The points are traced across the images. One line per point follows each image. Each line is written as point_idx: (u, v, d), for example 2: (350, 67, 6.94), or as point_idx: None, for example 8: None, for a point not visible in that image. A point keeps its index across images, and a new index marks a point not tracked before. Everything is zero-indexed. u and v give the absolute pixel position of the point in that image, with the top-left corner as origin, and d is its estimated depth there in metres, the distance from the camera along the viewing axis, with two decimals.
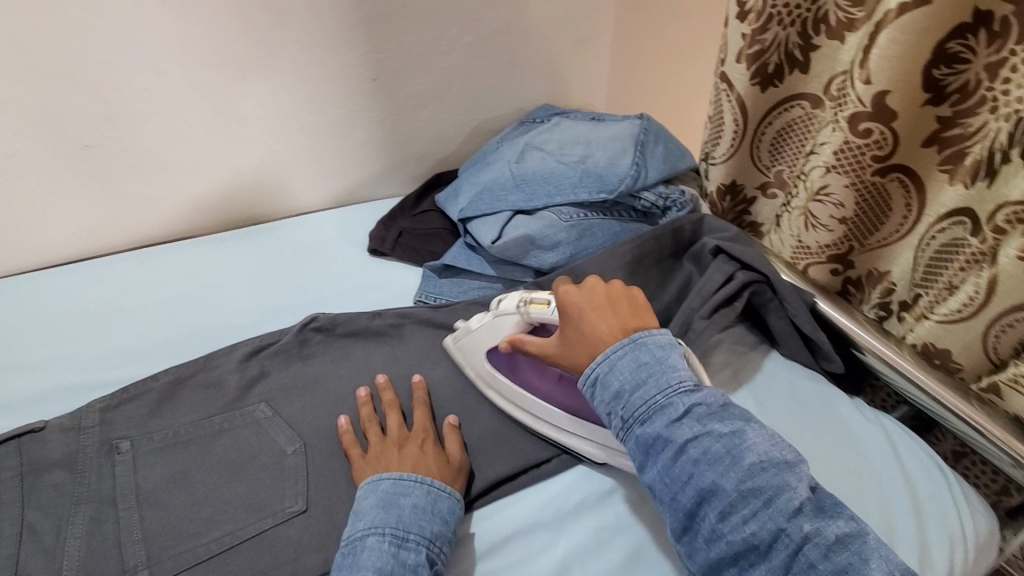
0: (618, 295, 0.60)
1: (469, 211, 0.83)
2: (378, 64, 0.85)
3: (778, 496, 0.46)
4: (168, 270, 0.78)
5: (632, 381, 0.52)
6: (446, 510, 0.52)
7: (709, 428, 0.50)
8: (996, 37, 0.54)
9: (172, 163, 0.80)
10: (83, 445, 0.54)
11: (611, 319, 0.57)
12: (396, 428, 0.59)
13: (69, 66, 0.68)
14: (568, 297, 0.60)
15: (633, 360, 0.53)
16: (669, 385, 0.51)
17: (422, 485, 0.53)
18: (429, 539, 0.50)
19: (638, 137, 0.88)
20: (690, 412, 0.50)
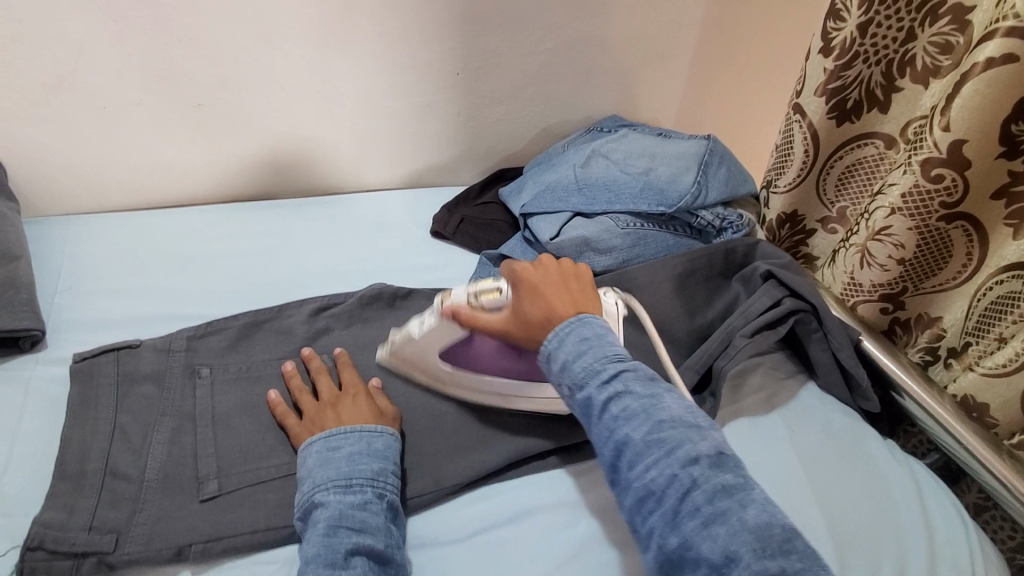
0: (568, 272, 0.62)
1: (531, 208, 0.87)
2: (463, 60, 0.90)
3: (679, 447, 0.46)
4: (252, 224, 0.85)
5: (575, 352, 0.53)
6: (383, 446, 0.56)
7: (632, 388, 0.50)
8: None
9: (268, 130, 0.86)
10: (170, 365, 0.61)
11: (563, 296, 0.58)
12: (327, 390, 0.60)
13: (197, 30, 0.74)
14: (523, 274, 0.61)
15: (576, 333, 0.54)
16: (604, 353, 0.52)
17: (353, 435, 0.55)
18: (372, 477, 0.53)
19: (701, 157, 0.91)
20: (619, 376, 0.50)
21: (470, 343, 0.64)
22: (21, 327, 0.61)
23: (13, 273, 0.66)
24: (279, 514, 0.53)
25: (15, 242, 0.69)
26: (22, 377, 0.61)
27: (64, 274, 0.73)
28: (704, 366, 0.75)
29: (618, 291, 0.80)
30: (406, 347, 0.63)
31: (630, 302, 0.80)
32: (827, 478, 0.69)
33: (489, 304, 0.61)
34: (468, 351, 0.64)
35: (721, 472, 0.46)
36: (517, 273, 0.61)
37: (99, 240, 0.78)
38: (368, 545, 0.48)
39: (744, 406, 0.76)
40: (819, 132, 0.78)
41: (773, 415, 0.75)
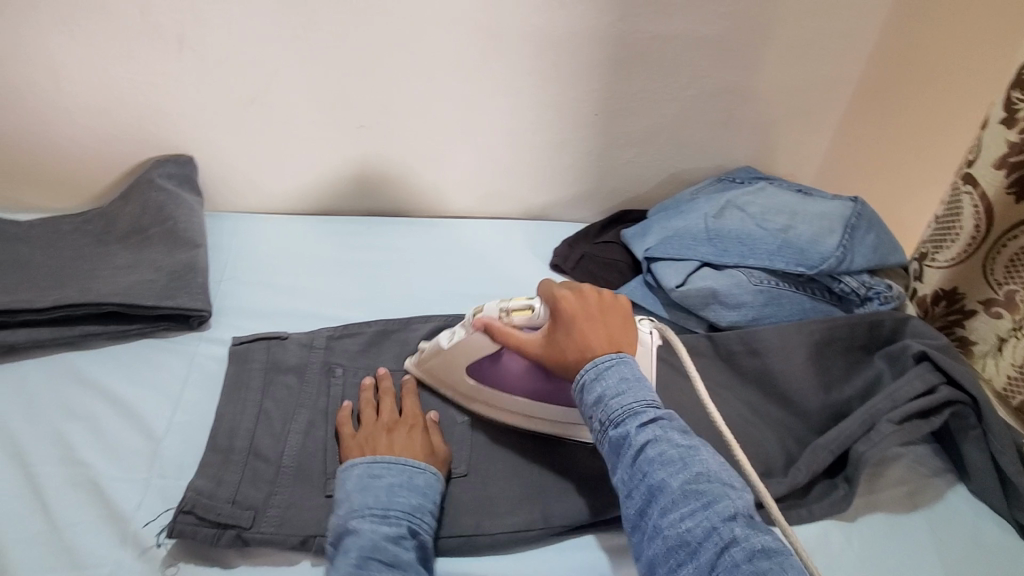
0: (608, 305, 0.62)
1: (657, 252, 0.84)
2: (604, 102, 0.92)
3: (718, 500, 0.47)
4: (389, 238, 0.91)
5: (615, 389, 0.55)
6: (423, 484, 0.54)
7: (669, 436, 0.52)
8: None
9: (414, 153, 0.92)
10: (311, 360, 0.66)
11: (600, 329, 0.59)
12: (389, 413, 0.61)
13: (371, 59, 0.82)
14: (563, 304, 0.60)
15: (618, 373, 0.56)
16: (645, 397, 0.54)
17: (395, 466, 0.55)
18: (408, 512, 0.52)
19: (848, 219, 0.84)
20: (657, 421, 0.53)
21: (498, 365, 0.64)
22: (195, 307, 0.69)
23: (195, 259, 0.75)
24: None
25: (198, 232, 0.79)
26: (189, 351, 0.68)
27: (230, 265, 0.82)
28: (841, 448, 0.68)
29: (744, 350, 0.76)
30: (430, 359, 0.65)
31: (756, 363, 0.76)
32: None
33: (520, 321, 0.61)
34: (494, 370, 0.64)
35: (757, 534, 0.46)
36: (553, 299, 0.61)
37: (261, 239, 0.87)
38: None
39: (881, 499, 0.68)
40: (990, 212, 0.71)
41: (916, 516, 0.67)
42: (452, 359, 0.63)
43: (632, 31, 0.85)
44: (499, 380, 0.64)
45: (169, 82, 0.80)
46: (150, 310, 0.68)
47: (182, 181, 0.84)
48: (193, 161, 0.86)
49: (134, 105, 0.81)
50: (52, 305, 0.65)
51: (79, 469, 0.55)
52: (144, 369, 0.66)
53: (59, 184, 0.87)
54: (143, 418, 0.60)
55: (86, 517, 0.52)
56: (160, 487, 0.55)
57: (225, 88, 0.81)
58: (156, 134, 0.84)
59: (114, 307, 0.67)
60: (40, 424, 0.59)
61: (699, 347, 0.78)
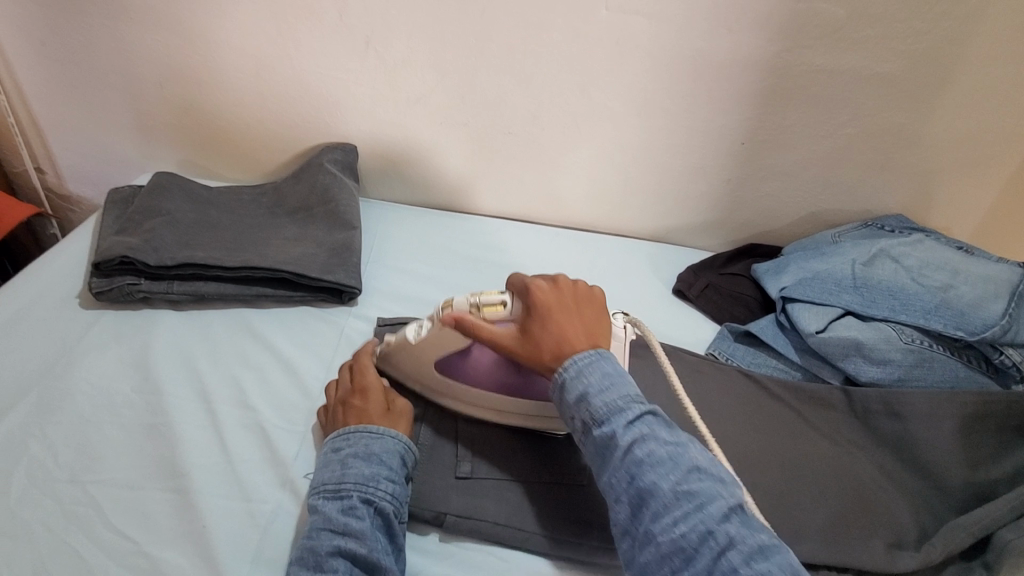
0: (584, 298, 0.62)
1: (795, 292, 0.81)
2: (752, 132, 0.90)
3: (710, 500, 0.47)
4: (518, 242, 0.95)
5: (597, 386, 0.54)
6: (378, 451, 0.56)
7: (657, 434, 0.51)
8: None
9: (553, 163, 0.95)
10: None
11: (577, 323, 0.59)
12: (342, 388, 0.63)
13: (530, 72, 0.86)
14: (535, 292, 0.60)
15: (599, 370, 0.55)
16: (628, 393, 0.53)
17: (353, 436, 0.57)
18: (362, 481, 0.54)
19: (1021, 286, 0.76)
20: (642, 418, 0.52)
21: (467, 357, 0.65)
22: (350, 283, 0.76)
23: (351, 239, 0.82)
24: (518, 515, 0.58)
25: (355, 214, 0.86)
26: (340, 323, 0.75)
27: (376, 248, 0.88)
28: (984, 533, 0.63)
29: (882, 409, 0.71)
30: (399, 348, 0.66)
31: (895, 427, 0.71)
32: None
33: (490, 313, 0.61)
34: (463, 363, 0.65)
35: (752, 532, 0.45)
36: (528, 290, 0.61)
37: (403, 228, 0.93)
38: (351, 549, 0.49)
39: None
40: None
41: None
42: (421, 355, 0.64)
43: (798, 63, 0.83)
44: (468, 374, 0.65)
45: (351, 80, 0.88)
46: (313, 281, 0.76)
47: (346, 168, 0.92)
48: (356, 150, 0.94)
49: (317, 95, 0.90)
50: (238, 265, 0.74)
51: (249, 414, 0.62)
52: (302, 333, 0.73)
53: (242, 159, 0.99)
54: (300, 377, 0.67)
55: (253, 456, 0.59)
56: (313, 442, 0.61)
57: (397, 87, 0.88)
58: (331, 123, 0.93)
59: (285, 274, 0.75)
60: (220, 367, 0.67)
61: (829, 399, 0.74)
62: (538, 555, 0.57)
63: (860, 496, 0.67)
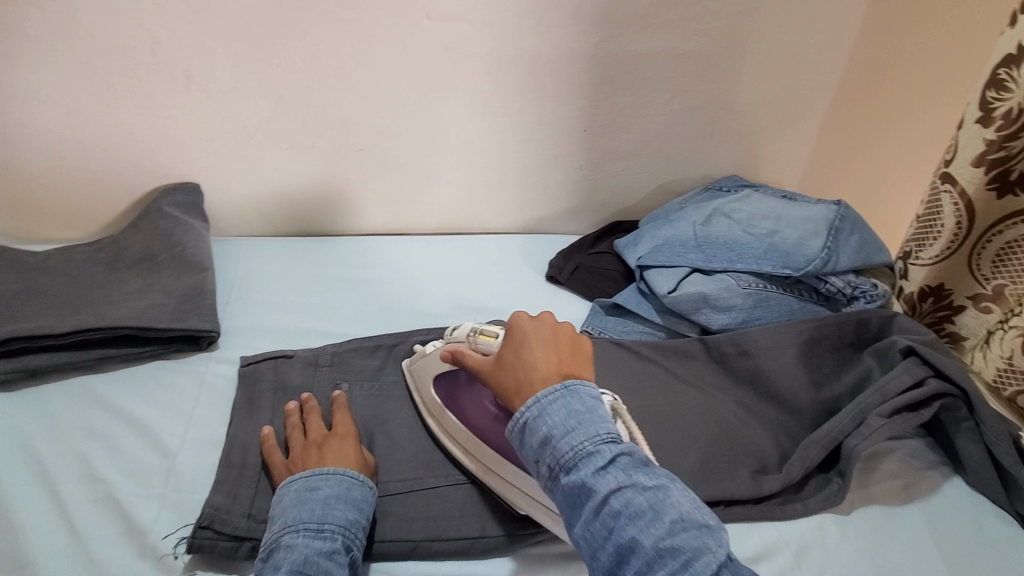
0: (564, 333, 0.58)
1: (648, 260, 0.87)
2: (592, 118, 0.96)
3: (695, 557, 0.42)
4: (389, 256, 0.94)
5: (562, 429, 0.50)
6: (360, 497, 0.56)
7: (634, 480, 0.47)
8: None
9: (410, 173, 0.96)
10: (316, 379, 0.71)
11: (549, 353, 0.56)
12: (317, 430, 0.62)
13: (368, 86, 0.86)
14: (516, 320, 0.59)
15: (564, 407, 0.51)
16: (598, 433, 0.49)
17: (331, 477, 0.56)
18: (343, 527, 0.53)
19: (832, 222, 0.87)
20: (616, 461, 0.48)
21: (461, 382, 0.66)
22: (204, 328, 0.72)
23: (203, 282, 0.78)
24: (402, 528, 0.58)
25: (205, 256, 0.82)
26: (199, 371, 0.72)
27: (234, 286, 0.85)
28: (833, 443, 0.69)
29: (735, 352, 0.78)
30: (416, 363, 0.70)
31: (748, 364, 0.78)
32: None
33: (482, 347, 0.63)
34: (458, 394, 0.66)
35: None
36: (511, 318, 0.60)
37: (264, 261, 0.90)
38: None
39: (875, 492, 0.69)
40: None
41: (912, 508, 0.68)
42: (427, 369, 0.68)
43: (617, 51, 0.90)
44: (460, 406, 0.65)
45: (179, 117, 0.84)
46: (162, 332, 0.71)
47: (189, 208, 0.87)
48: (199, 188, 0.90)
49: (145, 137, 0.85)
50: (74, 329, 0.69)
51: (102, 486, 0.59)
52: (159, 390, 0.69)
53: (71, 217, 0.91)
54: (156, 436, 0.64)
55: (108, 532, 0.55)
56: (175, 501, 0.58)
57: (233, 118, 0.86)
58: (167, 164, 0.88)
59: (128, 330, 0.70)
60: (62, 444, 0.62)
61: (691, 350, 0.81)
62: (430, 563, 0.58)
63: (726, 433, 0.72)
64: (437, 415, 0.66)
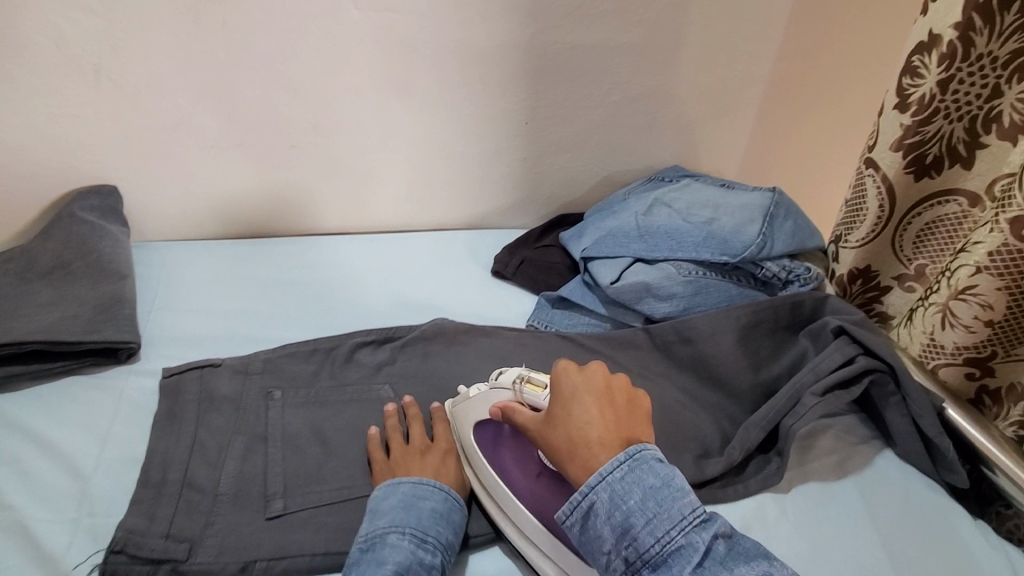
0: (618, 389, 0.56)
1: (592, 252, 0.88)
2: (531, 110, 0.95)
3: None
4: (328, 256, 0.91)
5: (643, 518, 0.47)
6: (457, 521, 0.58)
7: (735, 575, 0.45)
8: (946, 58, 0.70)
9: (347, 169, 0.93)
10: (247, 388, 0.67)
11: (606, 414, 0.54)
12: (419, 440, 0.64)
13: (295, 80, 0.83)
14: (565, 375, 0.56)
15: (641, 490, 0.48)
16: (682, 517, 0.47)
17: (438, 494, 0.59)
18: (442, 545, 0.55)
19: (768, 209, 0.89)
20: (709, 551, 0.46)
21: (506, 435, 0.64)
22: (121, 339, 0.68)
23: (120, 290, 0.73)
24: (339, 538, 0.56)
25: (123, 263, 0.77)
26: (119, 386, 0.68)
27: (159, 294, 0.80)
28: (771, 423, 0.71)
29: (678, 340, 0.79)
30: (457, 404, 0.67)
31: (690, 351, 0.79)
32: (912, 556, 0.64)
33: (529, 398, 0.61)
34: (499, 445, 0.64)
35: None
36: (558, 370, 0.57)
37: (193, 266, 0.86)
38: None
39: (812, 469, 0.71)
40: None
41: (847, 482, 0.70)
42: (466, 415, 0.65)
43: (552, 42, 0.89)
44: (502, 460, 0.63)
45: (89, 116, 0.79)
46: (75, 346, 0.67)
47: (106, 213, 0.82)
48: (117, 192, 0.85)
49: (52, 138, 0.79)
50: None
51: (7, 514, 0.55)
52: (73, 407, 0.65)
53: None
54: (69, 459, 0.60)
55: (14, 563, 0.52)
56: (90, 526, 0.56)
57: (150, 116, 0.81)
58: (79, 166, 0.82)
59: (36, 346, 0.65)
60: None
61: (635, 340, 0.81)
62: None
63: (669, 420, 0.73)
64: (475, 465, 0.63)
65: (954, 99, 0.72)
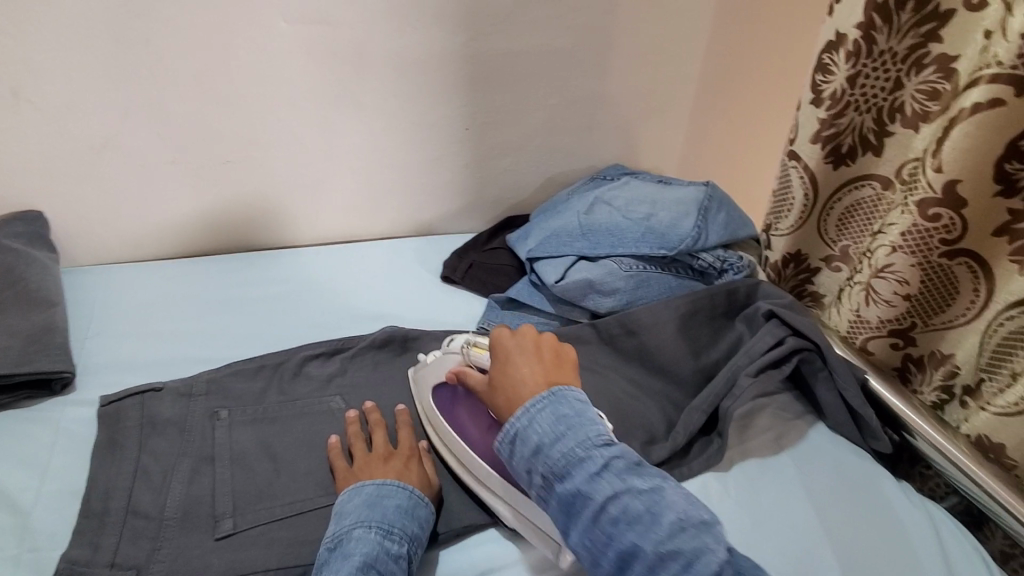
0: (546, 346, 0.63)
1: (537, 252, 0.90)
2: (472, 116, 0.97)
3: (691, 553, 0.47)
4: (273, 271, 0.90)
5: (554, 438, 0.54)
6: (423, 514, 0.59)
7: (629, 485, 0.51)
8: (852, 55, 0.74)
9: (288, 182, 0.93)
10: (191, 410, 0.66)
11: (535, 368, 0.61)
12: (382, 445, 0.64)
13: (227, 96, 0.82)
14: (499, 339, 0.63)
15: (553, 417, 0.55)
16: (588, 440, 0.54)
17: (402, 489, 0.59)
18: (408, 537, 0.56)
19: (702, 202, 0.93)
20: (609, 466, 0.52)
21: (462, 398, 0.68)
22: (55, 370, 0.66)
23: (53, 319, 0.71)
24: (292, 552, 0.57)
25: (54, 291, 0.75)
26: (55, 417, 0.66)
27: (96, 319, 0.78)
28: (711, 406, 0.75)
29: (622, 332, 0.82)
30: (419, 373, 0.72)
31: (634, 343, 0.82)
32: (842, 519, 0.69)
33: (477, 360, 0.68)
34: (457, 407, 0.68)
35: None
36: (494, 337, 0.64)
37: (132, 288, 0.84)
38: None
39: (751, 446, 0.76)
40: (947, 169, 0.66)
41: (783, 456, 0.75)
42: (425, 381, 0.70)
43: (487, 49, 0.91)
44: (460, 422, 0.67)
45: (8, 141, 0.76)
46: (5, 380, 0.65)
47: (33, 240, 0.79)
48: (43, 217, 0.82)
49: None
50: None
51: None
52: (6, 442, 0.63)
53: None
54: (5, 496, 0.59)
55: None
56: (34, 561, 0.55)
57: (75, 138, 0.78)
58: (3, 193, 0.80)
59: None
60: None
61: (582, 335, 0.84)
62: None
63: (617, 411, 0.76)
64: (436, 427, 0.68)
65: (863, 92, 0.76)
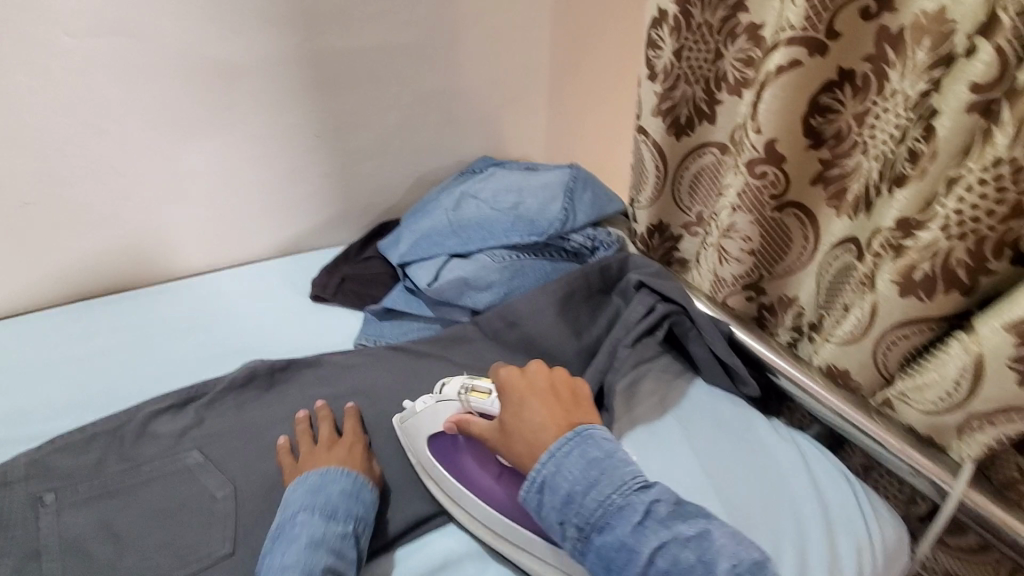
0: (561, 384, 0.63)
1: (408, 257, 0.88)
2: (321, 122, 0.90)
3: None
4: (109, 322, 0.80)
5: (586, 484, 0.54)
6: (366, 497, 0.59)
7: (675, 531, 0.51)
8: (674, 29, 0.77)
9: (113, 219, 0.83)
10: (8, 502, 0.57)
11: (554, 409, 0.60)
12: (327, 434, 0.64)
13: (11, 132, 0.72)
14: (506, 376, 0.63)
15: (583, 458, 0.55)
16: (624, 484, 0.54)
17: (346, 475, 0.59)
18: (354, 517, 0.57)
19: (567, 184, 0.94)
20: (651, 511, 0.52)
21: (460, 443, 0.66)
22: None
23: None
24: None
25: None
26: None
27: None
28: (596, 383, 0.77)
29: (504, 325, 0.81)
30: (405, 421, 0.67)
31: (517, 334, 0.81)
32: (725, 466, 0.73)
33: (479, 407, 0.64)
34: (452, 450, 0.66)
35: None
36: (503, 378, 0.63)
37: None
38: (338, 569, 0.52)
39: (639, 414, 0.78)
40: (765, 130, 0.70)
41: (667, 418, 0.78)
42: (418, 431, 0.66)
43: (324, 49, 0.85)
44: (459, 464, 0.65)
45: None
46: None
47: None
48: None
49: None
50: None
51: None
52: None
53: None
54: None
55: None
56: None
57: None
58: None
59: None
60: None
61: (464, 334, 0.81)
62: None
63: None
64: (432, 473, 0.65)
65: (689, 65, 0.81)
